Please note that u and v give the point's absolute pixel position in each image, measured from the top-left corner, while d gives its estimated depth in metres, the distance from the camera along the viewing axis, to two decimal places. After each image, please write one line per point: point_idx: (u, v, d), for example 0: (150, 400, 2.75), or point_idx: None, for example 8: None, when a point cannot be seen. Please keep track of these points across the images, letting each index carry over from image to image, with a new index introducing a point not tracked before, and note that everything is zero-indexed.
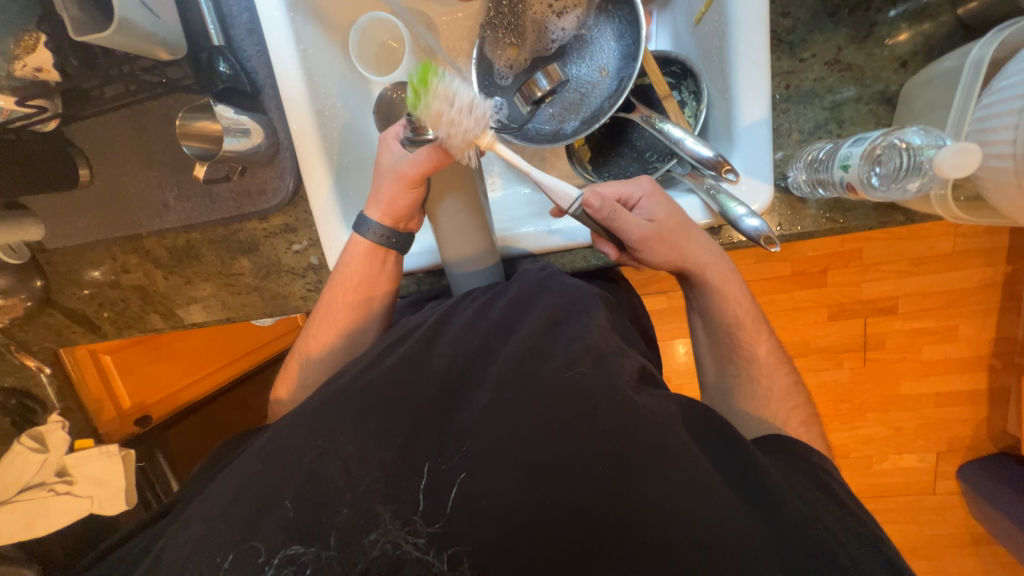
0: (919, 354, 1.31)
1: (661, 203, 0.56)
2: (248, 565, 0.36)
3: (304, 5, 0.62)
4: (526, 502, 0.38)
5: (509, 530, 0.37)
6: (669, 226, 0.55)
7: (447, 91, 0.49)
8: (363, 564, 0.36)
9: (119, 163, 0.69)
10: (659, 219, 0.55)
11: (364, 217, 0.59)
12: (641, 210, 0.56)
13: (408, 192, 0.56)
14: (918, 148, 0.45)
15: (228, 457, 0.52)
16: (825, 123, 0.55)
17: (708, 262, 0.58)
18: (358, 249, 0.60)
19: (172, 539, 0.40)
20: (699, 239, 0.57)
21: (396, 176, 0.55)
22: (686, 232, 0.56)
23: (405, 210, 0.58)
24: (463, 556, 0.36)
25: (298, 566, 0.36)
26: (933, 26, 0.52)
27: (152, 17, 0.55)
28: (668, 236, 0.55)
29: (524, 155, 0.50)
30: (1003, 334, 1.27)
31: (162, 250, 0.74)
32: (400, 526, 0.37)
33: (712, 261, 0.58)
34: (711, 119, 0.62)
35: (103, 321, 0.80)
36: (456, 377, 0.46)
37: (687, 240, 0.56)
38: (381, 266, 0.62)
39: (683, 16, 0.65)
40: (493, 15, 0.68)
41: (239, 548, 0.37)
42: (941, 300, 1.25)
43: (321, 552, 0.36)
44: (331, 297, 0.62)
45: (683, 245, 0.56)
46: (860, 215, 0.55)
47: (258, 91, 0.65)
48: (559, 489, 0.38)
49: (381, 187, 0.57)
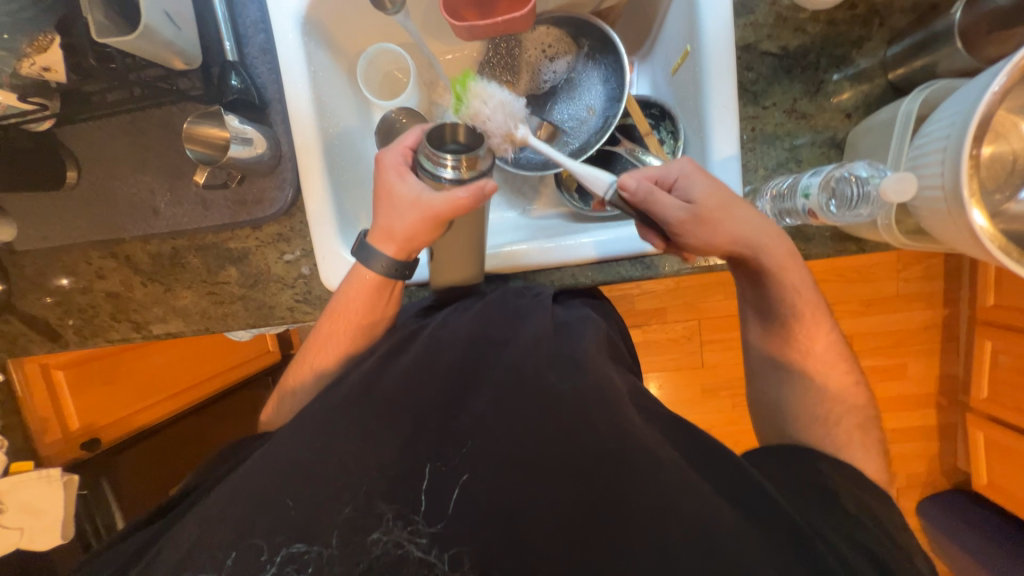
0: (875, 391, 1.39)
1: (703, 186, 0.54)
2: (249, 564, 0.37)
3: (318, 32, 0.66)
4: (534, 501, 0.39)
5: (515, 531, 0.38)
6: (709, 207, 0.53)
7: (486, 95, 0.64)
8: (366, 562, 0.37)
9: (113, 165, 0.69)
10: (697, 201, 0.54)
11: (375, 250, 0.59)
12: (678, 193, 0.55)
13: (431, 229, 0.55)
14: (866, 178, 0.52)
15: (213, 467, 0.50)
16: (785, 162, 0.63)
17: (761, 245, 0.55)
18: (364, 283, 0.60)
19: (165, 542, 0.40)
20: (744, 218, 0.54)
21: (422, 213, 0.54)
22: (731, 213, 0.54)
23: (421, 245, 0.58)
24: (464, 557, 0.37)
25: (300, 563, 0.37)
26: (870, 87, 0.61)
27: (174, 29, 0.58)
28: (708, 216, 0.53)
29: (549, 146, 0.62)
30: (945, 372, 1.38)
31: (144, 255, 0.73)
32: (403, 526, 0.38)
33: (768, 244, 0.55)
34: (687, 155, 0.69)
35: (67, 329, 0.75)
36: (452, 381, 0.48)
37: (733, 221, 0.54)
38: (385, 300, 0.62)
39: (661, 67, 0.73)
40: (491, 54, 0.75)
41: (239, 547, 0.38)
42: (890, 339, 1.35)
43: (323, 551, 0.37)
44: (330, 327, 0.61)
45: (728, 226, 0.54)
46: (819, 243, 0.62)
47: (265, 105, 0.68)
48: (557, 490, 0.39)
49: (398, 222, 0.56)
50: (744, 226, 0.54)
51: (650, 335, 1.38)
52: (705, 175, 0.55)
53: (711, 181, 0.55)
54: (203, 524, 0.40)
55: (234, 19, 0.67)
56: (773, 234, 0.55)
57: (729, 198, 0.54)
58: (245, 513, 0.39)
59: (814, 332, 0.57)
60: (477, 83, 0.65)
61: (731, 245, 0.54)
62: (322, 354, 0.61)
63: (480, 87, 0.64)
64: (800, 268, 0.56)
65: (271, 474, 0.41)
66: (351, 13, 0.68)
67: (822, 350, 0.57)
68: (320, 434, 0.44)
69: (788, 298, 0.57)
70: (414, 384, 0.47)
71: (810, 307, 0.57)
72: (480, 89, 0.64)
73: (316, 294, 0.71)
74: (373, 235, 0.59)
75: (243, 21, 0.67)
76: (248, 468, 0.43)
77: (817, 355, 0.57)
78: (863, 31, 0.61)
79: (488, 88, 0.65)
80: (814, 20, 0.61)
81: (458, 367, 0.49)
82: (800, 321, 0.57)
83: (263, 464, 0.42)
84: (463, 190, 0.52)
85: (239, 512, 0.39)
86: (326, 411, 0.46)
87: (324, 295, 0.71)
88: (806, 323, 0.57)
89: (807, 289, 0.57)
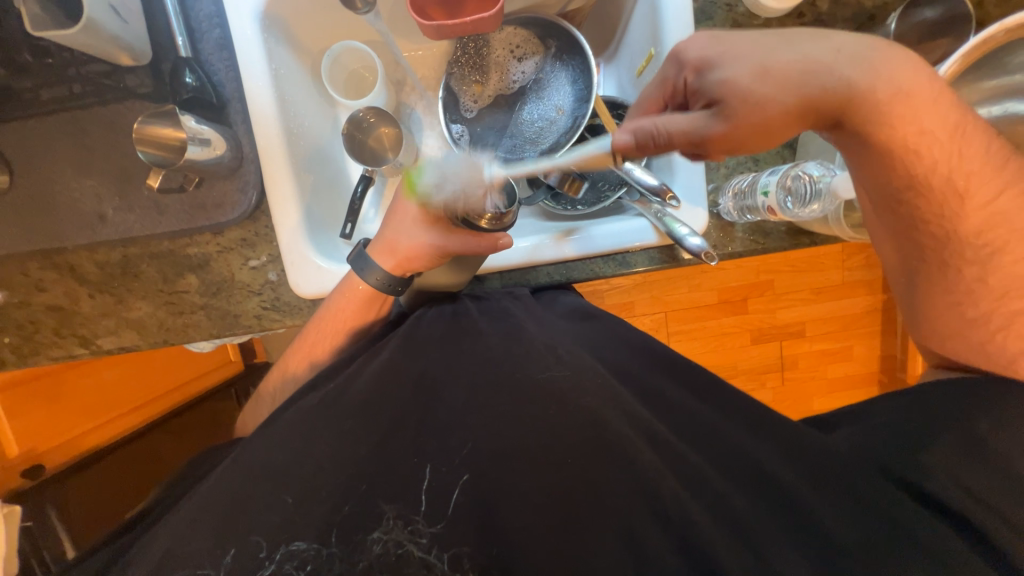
0: (826, 373, 1.50)
1: (727, 47, 0.48)
2: (247, 561, 0.36)
3: (278, 28, 0.64)
4: (528, 491, 0.40)
5: (513, 523, 0.38)
6: (747, 71, 0.45)
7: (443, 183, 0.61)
8: (366, 562, 0.36)
9: (50, 168, 0.63)
10: (719, 96, 0.47)
11: (370, 262, 0.60)
12: (700, 84, 0.49)
13: (433, 256, 0.61)
14: (817, 177, 0.57)
15: (185, 481, 0.48)
16: (744, 161, 0.67)
17: (863, 90, 0.43)
18: (357, 294, 0.60)
19: (146, 557, 0.39)
20: (800, 65, 0.44)
21: (436, 244, 0.60)
22: (774, 77, 0.44)
23: (418, 266, 0.63)
24: (464, 556, 0.36)
25: (299, 561, 0.36)
26: None
27: (121, 22, 0.55)
28: (742, 101, 0.45)
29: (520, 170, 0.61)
30: (886, 352, 1.50)
31: (91, 265, 0.67)
32: (403, 526, 0.37)
33: (859, 88, 0.43)
34: (654, 155, 0.71)
35: (3, 349, 0.69)
36: (435, 383, 0.48)
37: (780, 84, 0.44)
38: (378, 308, 0.63)
39: (627, 69, 0.75)
40: (459, 54, 0.75)
41: (233, 550, 0.37)
42: (837, 324, 1.46)
43: (321, 548, 0.36)
44: (315, 334, 0.61)
45: (784, 89, 0.44)
46: (776, 238, 0.66)
47: (224, 104, 0.64)
48: (547, 480, 0.40)
49: (406, 240, 0.61)
50: (824, 80, 0.44)
51: None
52: (722, 44, 0.49)
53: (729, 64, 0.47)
54: (180, 536, 0.38)
55: (186, 12, 0.63)
56: (865, 70, 0.43)
57: (763, 63, 0.45)
58: (231, 523, 0.38)
59: (966, 200, 0.46)
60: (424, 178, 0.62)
61: (807, 106, 0.45)
62: (300, 359, 0.61)
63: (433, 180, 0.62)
64: (923, 109, 0.43)
65: (252, 484, 0.40)
66: (312, 10, 0.65)
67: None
68: (302, 443, 0.43)
69: (912, 165, 0.45)
70: (396, 386, 0.47)
71: (971, 177, 0.45)
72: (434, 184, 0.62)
73: (286, 301, 0.68)
74: (373, 246, 0.61)
75: (196, 15, 0.63)
76: (225, 479, 0.42)
77: (961, 204, 0.46)
78: None
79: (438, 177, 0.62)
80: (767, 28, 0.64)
81: (437, 368, 0.49)
82: (921, 173, 0.45)
83: (243, 473, 0.41)
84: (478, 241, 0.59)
85: (223, 522, 0.38)
86: (306, 418, 0.45)
87: (295, 302, 0.69)
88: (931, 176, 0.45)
89: (945, 148, 0.44)
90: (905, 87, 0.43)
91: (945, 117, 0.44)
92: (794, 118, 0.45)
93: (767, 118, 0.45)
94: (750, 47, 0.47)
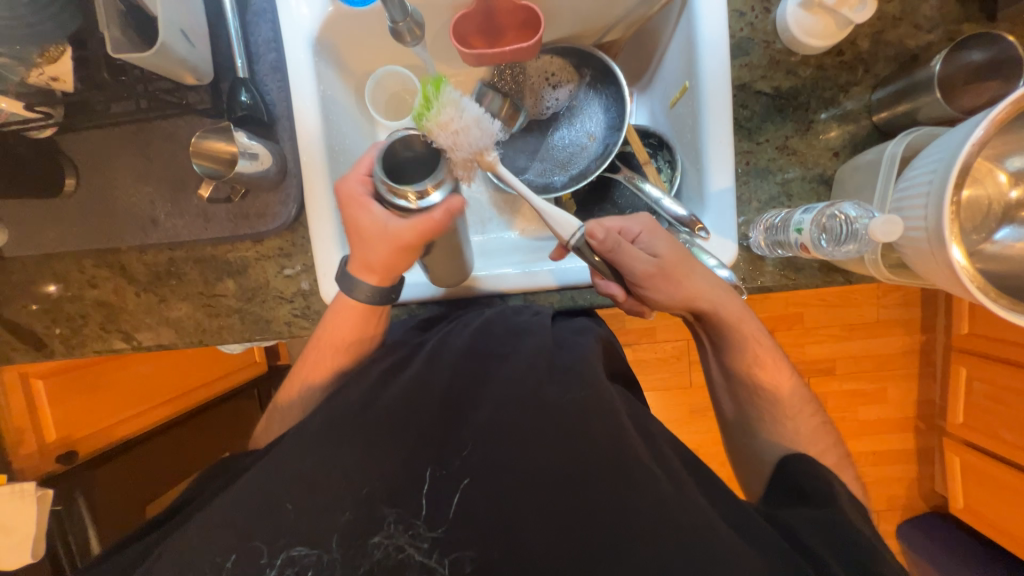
0: (856, 415, 1.43)
1: (661, 238, 0.59)
2: (250, 566, 0.39)
3: (328, 52, 0.67)
4: (532, 514, 0.41)
5: (515, 541, 0.40)
6: (672, 262, 0.58)
7: (460, 112, 0.52)
8: (366, 565, 0.39)
9: (112, 174, 0.68)
10: (661, 256, 0.58)
11: (356, 279, 0.59)
12: (641, 245, 0.59)
13: (403, 256, 0.55)
14: (855, 218, 0.54)
15: (208, 476, 0.51)
16: (777, 196, 0.66)
17: (722, 301, 0.59)
18: (352, 311, 0.61)
19: (174, 542, 0.42)
20: (702, 279, 0.59)
21: (389, 243, 0.54)
22: (689, 268, 0.59)
23: (399, 269, 0.58)
24: (465, 561, 0.39)
25: (300, 567, 0.39)
26: (856, 127, 0.64)
27: (189, 45, 0.59)
28: (671, 271, 0.58)
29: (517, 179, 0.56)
30: (923, 398, 1.42)
31: (140, 266, 0.72)
32: (403, 531, 0.40)
33: (724, 293, 0.60)
34: (684, 185, 0.71)
35: (53, 339, 0.74)
36: (456, 401, 0.49)
37: (688, 277, 0.58)
38: (375, 320, 0.62)
39: (660, 100, 0.76)
40: (496, 80, 0.78)
41: (241, 550, 0.39)
42: (870, 364, 1.39)
43: (323, 555, 0.39)
44: (319, 342, 0.62)
45: (687, 281, 0.58)
46: (809, 274, 0.65)
47: (273, 121, 0.68)
48: (552, 502, 0.41)
49: (369, 252, 0.56)
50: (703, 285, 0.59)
51: (639, 354, 1.40)
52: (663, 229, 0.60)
53: (668, 242, 0.59)
54: (205, 529, 0.41)
55: (247, 36, 0.68)
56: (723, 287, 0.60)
57: (683, 257, 0.59)
58: (251, 525, 0.40)
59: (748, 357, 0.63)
60: (446, 95, 0.53)
61: (690, 299, 0.59)
62: (323, 365, 0.62)
63: (454, 99, 0.53)
64: (751, 321, 0.62)
65: (274, 486, 0.42)
66: (361, 36, 0.69)
67: (774, 384, 0.63)
68: (322, 450, 0.44)
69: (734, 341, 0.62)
70: (416, 402, 0.48)
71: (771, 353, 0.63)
72: (453, 103, 0.53)
73: (315, 309, 0.71)
74: (352, 265, 0.59)
75: (255, 40, 0.68)
76: (248, 479, 0.44)
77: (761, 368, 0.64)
78: (850, 76, 0.64)
79: (461, 103, 0.53)
80: (805, 64, 0.64)
81: (455, 388, 0.50)
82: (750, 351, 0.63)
83: (265, 477, 0.43)
84: (436, 211, 0.51)
85: (245, 517, 0.40)
86: (325, 426, 0.46)
87: (323, 311, 0.71)
88: (761, 357, 0.63)
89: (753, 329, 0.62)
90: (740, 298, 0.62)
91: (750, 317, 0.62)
92: (687, 299, 0.59)
93: (675, 294, 0.58)
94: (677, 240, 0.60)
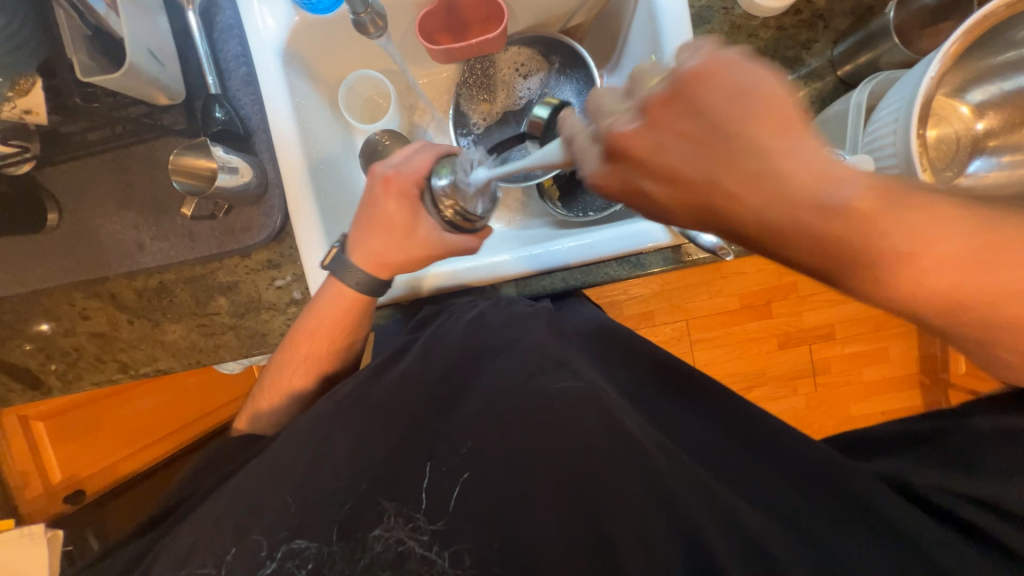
0: (861, 376, 1.43)
1: (650, 175, 0.36)
2: (250, 559, 0.40)
3: (298, 62, 0.68)
4: (525, 488, 0.42)
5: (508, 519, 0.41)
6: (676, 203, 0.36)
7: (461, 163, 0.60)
8: (366, 560, 0.39)
9: (93, 203, 0.68)
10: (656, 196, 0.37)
11: (346, 261, 0.61)
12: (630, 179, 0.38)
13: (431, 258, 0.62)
14: None
15: (202, 481, 0.51)
16: None
17: (781, 239, 0.34)
18: (347, 299, 0.62)
19: (169, 548, 0.42)
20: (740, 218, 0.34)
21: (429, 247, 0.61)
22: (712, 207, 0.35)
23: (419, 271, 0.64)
24: (464, 554, 0.40)
25: (300, 558, 0.40)
26: (822, 84, 0.66)
27: (159, 65, 0.60)
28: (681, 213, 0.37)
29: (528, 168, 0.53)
30: (925, 352, 1.42)
31: (130, 292, 0.72)
32: (403, 524, 0.41)
33: (793, 229, 0.33)
34: None
35: (49, 375, 0.73)
36: (452, 385, 0.50)
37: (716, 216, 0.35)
38: (361, 313, 0.63)
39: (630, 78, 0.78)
40: (467, 76, 0.79)
41: (240, 544, 0.41)
42: (868, 325, 1.40)
43: (322, 548, 0.40)
44: (308, 347, 0.63)
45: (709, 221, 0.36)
46: None
47: (250, 134, 0.69)
48: (543, 474, 0.43)
49: (396, 253, 0.61)
50: (745, 184, 0.33)
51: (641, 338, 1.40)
52: (658, 151, 0.35)
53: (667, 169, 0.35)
54: (205, 532, 0.42)
55: (216, 54, 0.69)
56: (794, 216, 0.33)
57: (702, 188, 0.34)
58: (250, 522, 0.41)
59: None
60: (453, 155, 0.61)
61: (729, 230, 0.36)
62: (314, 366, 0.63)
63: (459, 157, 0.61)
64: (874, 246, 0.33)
65: (273, 484, 0.43)
66: (329, 44, 0.70)
67: None
68: (323, 446, 0.45)
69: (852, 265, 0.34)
70: (413, 391, 0.49)
71: None
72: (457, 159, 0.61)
73: None
74: (359, 258, 0.61)
75: (224, 56, 0.69)
76: (245, 479, 0.44)
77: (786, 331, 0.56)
78: (811, 33, 0.65)
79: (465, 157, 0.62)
80: (765, 26, 0.66)
81: (452, 374, 0.51)
82: None
83: (263, 477, 0.44)
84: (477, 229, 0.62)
85: (249, 515, 0.42)
86: (325, 420, 0.47)
87: None
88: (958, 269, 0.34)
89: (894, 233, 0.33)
90: (848, 187, 0.32)
91: (966, 230, 0.32)
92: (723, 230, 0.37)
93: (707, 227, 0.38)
94: (700, 155, 0.34)
